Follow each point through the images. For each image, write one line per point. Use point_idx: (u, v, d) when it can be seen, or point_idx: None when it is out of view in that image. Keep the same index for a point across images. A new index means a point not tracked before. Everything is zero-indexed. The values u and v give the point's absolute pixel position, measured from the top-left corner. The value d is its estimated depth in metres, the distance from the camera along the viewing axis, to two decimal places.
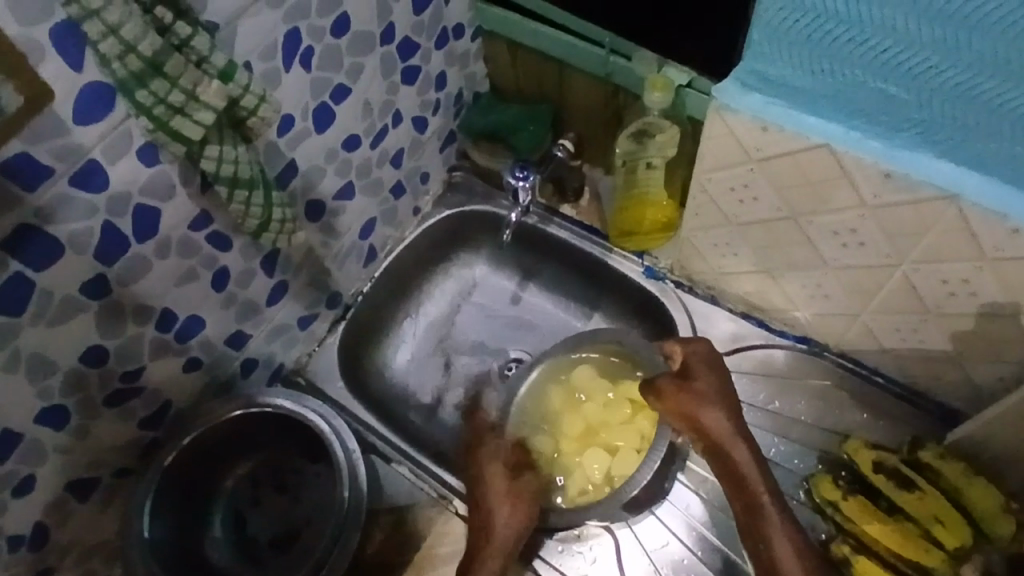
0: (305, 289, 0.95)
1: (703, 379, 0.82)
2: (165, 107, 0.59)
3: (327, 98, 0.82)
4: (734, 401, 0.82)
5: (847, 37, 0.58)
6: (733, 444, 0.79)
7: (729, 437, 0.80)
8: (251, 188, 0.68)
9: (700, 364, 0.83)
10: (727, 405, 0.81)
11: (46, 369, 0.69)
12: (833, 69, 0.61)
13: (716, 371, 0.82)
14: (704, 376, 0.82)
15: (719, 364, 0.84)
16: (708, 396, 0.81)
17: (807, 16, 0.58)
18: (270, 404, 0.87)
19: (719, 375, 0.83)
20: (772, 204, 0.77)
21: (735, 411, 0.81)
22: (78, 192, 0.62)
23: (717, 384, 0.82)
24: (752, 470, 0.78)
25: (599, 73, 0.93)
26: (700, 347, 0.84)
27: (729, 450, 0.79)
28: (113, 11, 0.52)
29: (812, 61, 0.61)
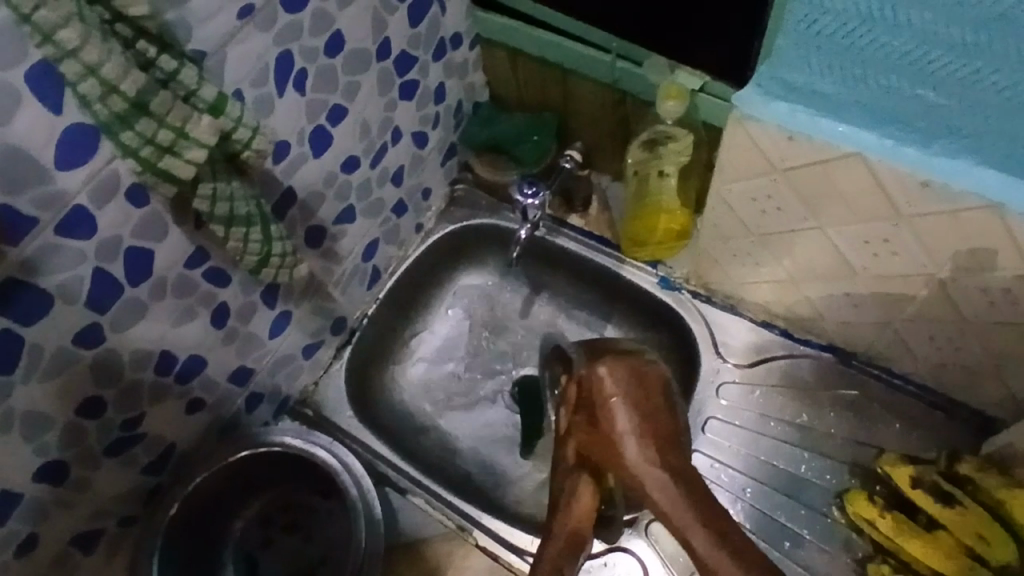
0: (308, 318, 0.91)
1: (628, 426, 0.59)
2: (152, 147, 0.55)
3: (323, 121, 0.78)
4: (671, 445, 0.58)
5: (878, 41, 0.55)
6: (693, 519, 0.53)
7: (679, 510, 0.54)
8: (249, 225, 0.64)
9: (616, 396, 0.60)
10: (666, 452, 0.58)
11: (43, 425, 0.65)
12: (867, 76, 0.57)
13: (632, 400, 0.60)
14: (615, 413, 0.60)
15: (636, 382, 0.61)
16: (622, 439, 0.58)
17: (835, 20, 0.55)
18: (277, 442, 0.83)
19: (635, 405, 0.60)
20: (797, 213, 0.73)
21: (679, 461, 0.57)
22: (65, 241, 0.58)
23: (634, 419, 0.59)
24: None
25: (606, 79, 0.88)
26: (612, 375, 0.61)
27: (691, 532, 0.53)
28: (91, 50, 0.48)
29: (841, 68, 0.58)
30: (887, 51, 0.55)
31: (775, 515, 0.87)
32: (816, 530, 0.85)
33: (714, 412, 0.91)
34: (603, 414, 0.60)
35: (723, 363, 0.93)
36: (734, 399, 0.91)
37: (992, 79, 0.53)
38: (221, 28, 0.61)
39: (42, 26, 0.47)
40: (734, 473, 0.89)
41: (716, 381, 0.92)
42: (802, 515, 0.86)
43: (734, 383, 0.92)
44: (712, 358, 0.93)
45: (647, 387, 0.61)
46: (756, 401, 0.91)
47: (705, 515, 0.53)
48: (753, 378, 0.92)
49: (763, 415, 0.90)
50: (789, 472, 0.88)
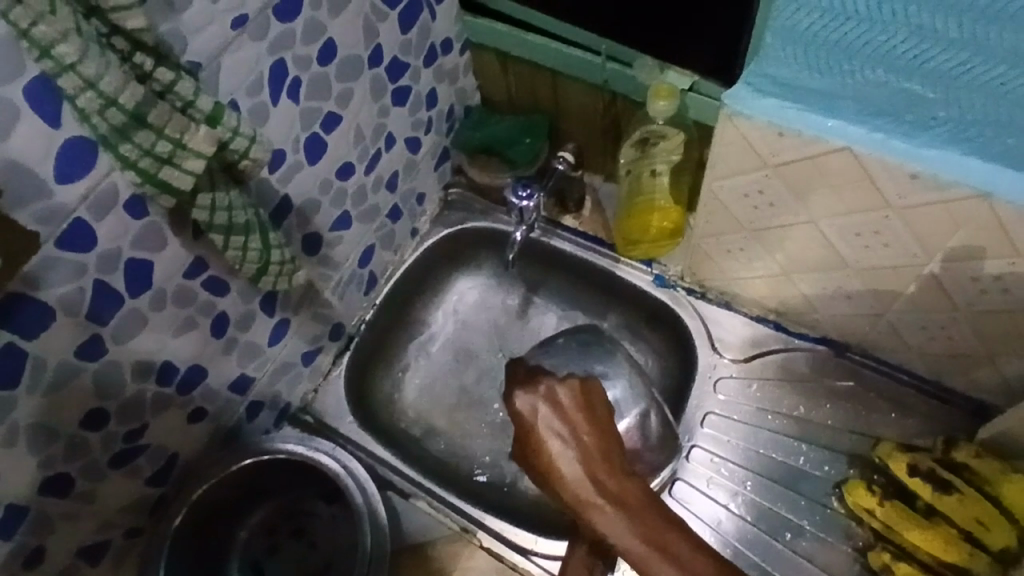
0: (306, 325, 0.92)
1: (561, 465, 0.57)
2: (151, 158, 0.55)
3: (317, 128, 0.79)
4: (605, 466, 0.57)
5: (859, 35, 0.60)
6: (637, 542, 0.55)
7: (616, 535, 0.55)
8: (248, 233, 0.65)
9: (542, 427, 0.59)
10: (601, 472, 0.57)
11: (48, 437, 0.65)
12: (854, 69, 0.61)
13: (553, 429, 0.59)
14: (544, 447, 0.58)
15: (551, 406, 0.60)
16: (551, 474, 0.58)
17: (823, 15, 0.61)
18: (281, 450, 0.84)
19: (557, 434, 0.59)
20: (789, 208, 0.74)
21: (611, 479, 0.57)
22: (66, 254, 0.59)
23: (561, 451, 0.58)
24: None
25: (596, 81, 0.89)
26: (531, 406, 0.59)
27: (638, 554, 0.55)
28: (89, 64, 0.48)
29: (826, 62, 0.61)
30: (871, 43, 0.60)
31: (776, 506, 0.88)
32: (817, 520, 0.86)
33: (712, 407, 0.92)
34: (535, 449, 0.59)
35: (719, 358, 0.93)
36: (732, 393, 0.92)
37: (969, 69, 0.58)
38: (214, 38, 0.62)
39: (40, 41, 0.47)
40: (734, 467, 0.90)
41: (713, 376, 0.93)
42: (802, 507, 0.87)
43: (731, 377, 0.93)
44: (708, 354, 0.94)
45: (564, 410, 0.60)
46: (753, 395, 0.92)
47: (646, 534, 0.55)
48: (750, 372, 0.93)
49: (760, 409, 0.91)
50: (787, 463, 0.89)
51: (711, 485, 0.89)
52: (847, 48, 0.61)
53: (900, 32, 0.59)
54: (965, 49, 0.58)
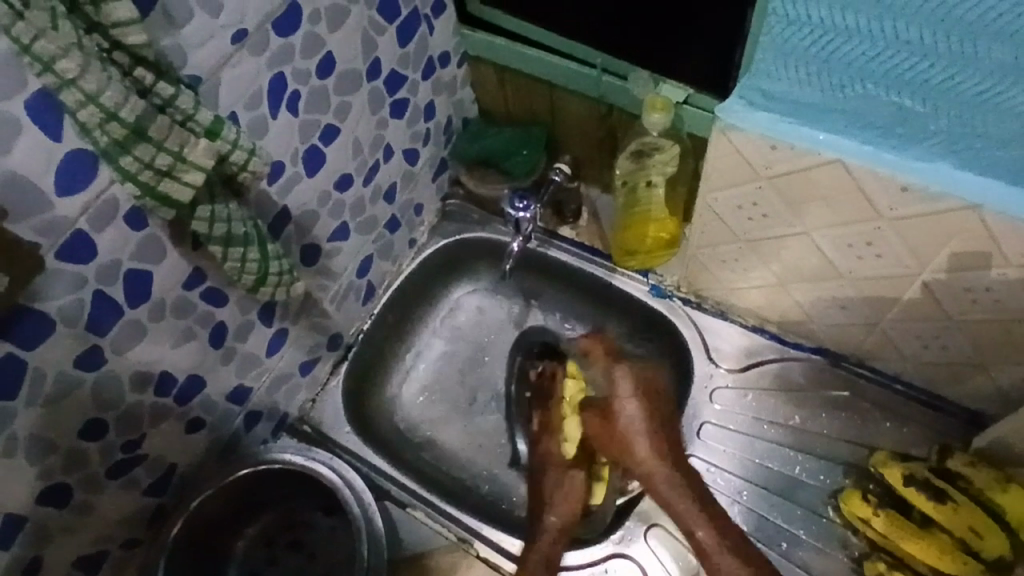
0: (305, 336, 0.92)
1: (625, 404, 0.90)
2: (152, 171, 0.56)
3: (316, 141, 0.80)
4: (657, 417, 0.89)
5: (847, 50, 0.60)
6: (679, 490, 0.85)
7: (662, 478, 0.86)
8: (246, 245, 0.65)
9: (624, 401, 0.90)
10: (665, 444, 0.88)
11: (46, 448, 0.66)
12: (844, 83, 0.61)
13: (638, 407, 0.89)
14: (623, 413, 0.90)
15: (650, 394, 0.90)
16: (633, 433, 0.88)
17: (820, 31, 0.60)
18: (278, 459, 0.84)
19: (640, 410, 0.89)
20: (783, 219, 0.75)
21: (671, 448, 0.87)
22: (66, 266, 0.59)
23: (638, 420, 0.89)
24: (664, 485, 0.85)
25: (592, 94, 0.90)
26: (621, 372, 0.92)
27: (679, 498, 0.84)
28: (91, 79, 0.49)
29: (816, 75, 0.62)
30: (858, 56, 0.60)
31: (772, 516, 0.88)
32: (812, 530, 0.87)
33: (708, 417, 0.92)
34: (616, 415, 0.90)
35: (715, 368, 0.94)
36: (728, 403, 0.92)
37: (962, 84, 0.59)
38: (214, 52, 0.63)
39: (42, 56, 0.48)
40: (730, 477, 0.90)
41: (709, 387, 0.93)
42: (798, 516, 0.87)
43: (727, 388, 0.93)
44: (704, 363, 0.94)
45: (648, 397, 0.90)
46: (749, 405, 0.92)
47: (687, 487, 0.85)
48: (746, 383, 0.93)
49: (756, 419, 0.92)
50: (783, 473, 0.89)
51: None
52: (835, 62, 0.61)
53: (886, 46, 0.59)
54: (945, 61, 0.59)
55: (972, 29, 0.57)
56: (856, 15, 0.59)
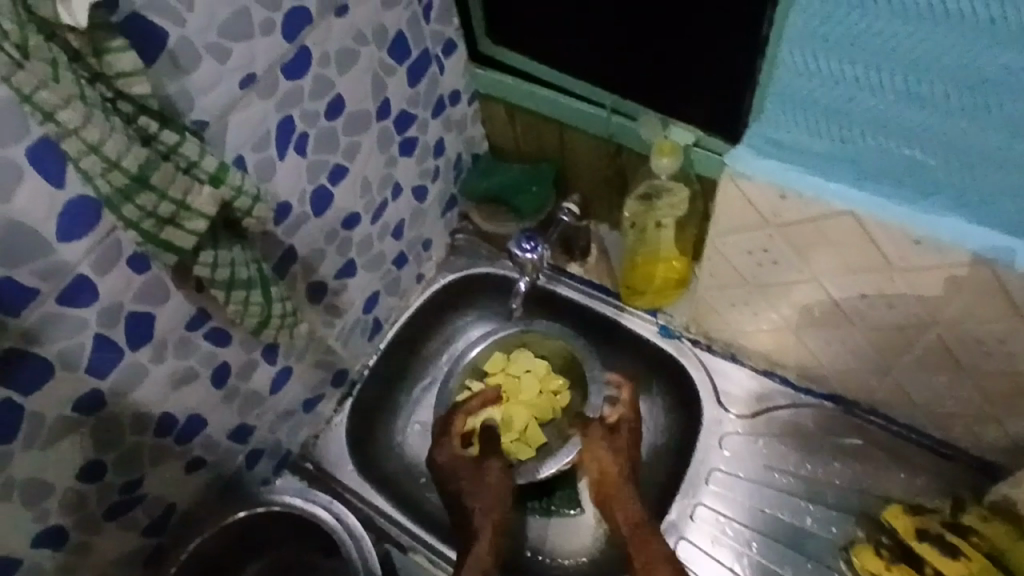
0: (309, 373, 0.92)
1: (630, 429, 0.92)
2: (153, 220, 0.55)
3: (324, 180, 0.80)
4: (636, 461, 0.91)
5: (854, 103, 0.58)
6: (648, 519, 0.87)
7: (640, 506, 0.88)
8: (249, 289, 0.65)
9: (630, 423, 0.93)
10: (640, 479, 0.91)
11: (42, 490, 0.65)
12: (849, 135, 0.60)
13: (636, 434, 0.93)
14: (626, 434, 0.92)
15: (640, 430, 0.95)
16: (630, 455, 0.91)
17: (821, 83, 0.58)
18: (279, 501, 0.85)
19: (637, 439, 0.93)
20: (794, 267, 0.74)
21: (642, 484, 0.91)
22: (67, 310, 0.59)
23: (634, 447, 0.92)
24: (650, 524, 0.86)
25: (602, 133, 0.89)
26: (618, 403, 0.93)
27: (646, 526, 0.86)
28: (92, 129, 0.49)
29: (821, 126, 0.61)
30: (864, 108, 0.58)
31: (780, 567, 0.86)
32: None
33: (717, 463, 0.90)
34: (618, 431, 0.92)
35: (725, 413, 0.92)
36: (738, 449, 0.90)
37: (973, 138, 0.55)
38: (223, 97, 0.63)
39: (43, 106, 0.48)
40: (740, 526, 0.88)
41: (718, 432, 0.91)
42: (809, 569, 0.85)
43: (737, 434, 0.91)
44: (713, 407, 0.92)
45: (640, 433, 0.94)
46: (760, 451, 0.90)
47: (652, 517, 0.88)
48: (756, 428, 0.91)
49: (767, 466, 0.89)
50: (795, 524, 0.87)
51: (716, 545, 0.87)
52: (840, 115, 0.59)
53: (896, 99, 0.56)
54: (960, 116, 0.55)
55: (991, 86, 0.52)
56: (860, 69, 0.56)
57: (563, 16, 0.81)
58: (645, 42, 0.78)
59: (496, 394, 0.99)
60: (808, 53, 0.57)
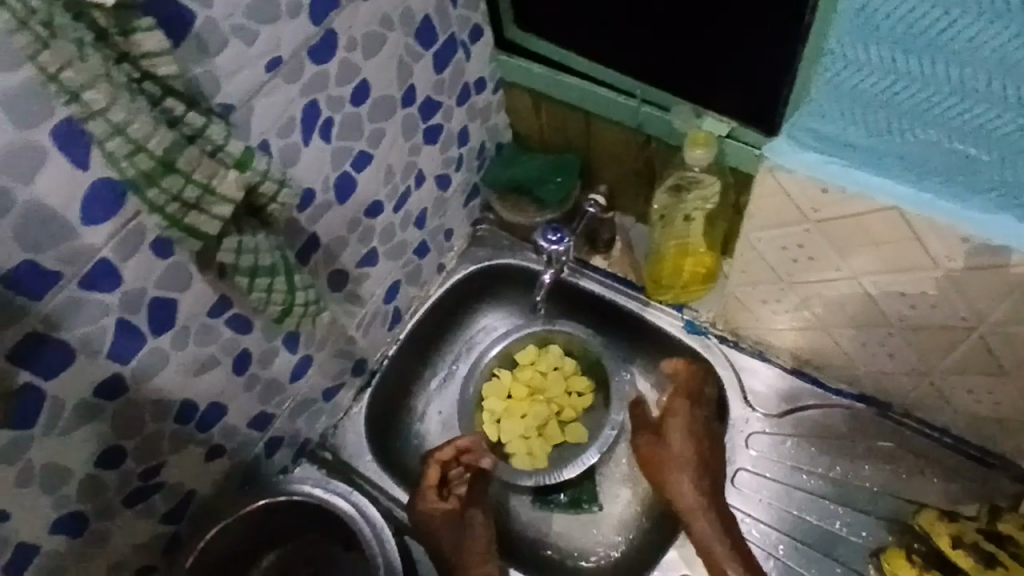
0: (329, 362, 0.91)
1: (681, 436, 0.87)
2: (179, 204, 0.54)
3: (348, 167, 0.78)
4: (707, 468, 0.86)
5: (903, 95, 0.56)
6: (712, 529, 0.82)
7: (705, 515, 0.83)
8: (273, 276, 0.64)
9: (678, 427, 0.87)
10: (710, 483, 0.85)
11: (61, 477, 0.65)
12: (898, 127, 0.58)
13: (690, 434, 0.87)
14: (677, 441, 0.87)
15: (705, 423, 0.88)
16: (686, 464, 0.85)
17: (868, 73, 0.57)
18: (296, 491, 0.83)
19: (693, 439, 0.87)
20: (830, 264, 0.72)
21: (714, 488, 0.85)
22: (89, 295, 0.58)
23: (691, 451, 0.86)
24: (724, 548, 0.81)
25: (630, 123, 0.87)
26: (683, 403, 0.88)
27: (711, 538, 0.82)
28: (118, 110, 0.48)
29: (869, 118, 0.59)
30: (915, 98, 0.56)
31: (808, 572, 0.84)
32: None
33: (744, 463, 0.88)
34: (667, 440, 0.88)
35: (752, 412, 0.90)
36: (765, 449, 0.88)
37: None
38: (248, 81, 0.62)
39: (69, 85, 0.47)
40: (765, 527, 0.86)
41: (745, 430, 0.89)
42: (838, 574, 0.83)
43: (764, 433, 0.89)
44: (740, 406, 0.90)
45: (701, 430, 0.87)
46: (788, 452, 0.88)
47: (720, 526, 0.82)
48: (784, 429, 0.89)
49: (795, 467, 0.87)
50: (823, 527, 0.85)
51: None
52: (889, 105, 0.57)
53: (947, 92, 0.55)
54: (1017, 110, 0.53)
55: None
56: (912, 60, 0.54)
57: (586, 10, 0.80)
58: (667, 37, 0.77)
59: (521, 388, 1.02)
60: (858, 41, 0.55)
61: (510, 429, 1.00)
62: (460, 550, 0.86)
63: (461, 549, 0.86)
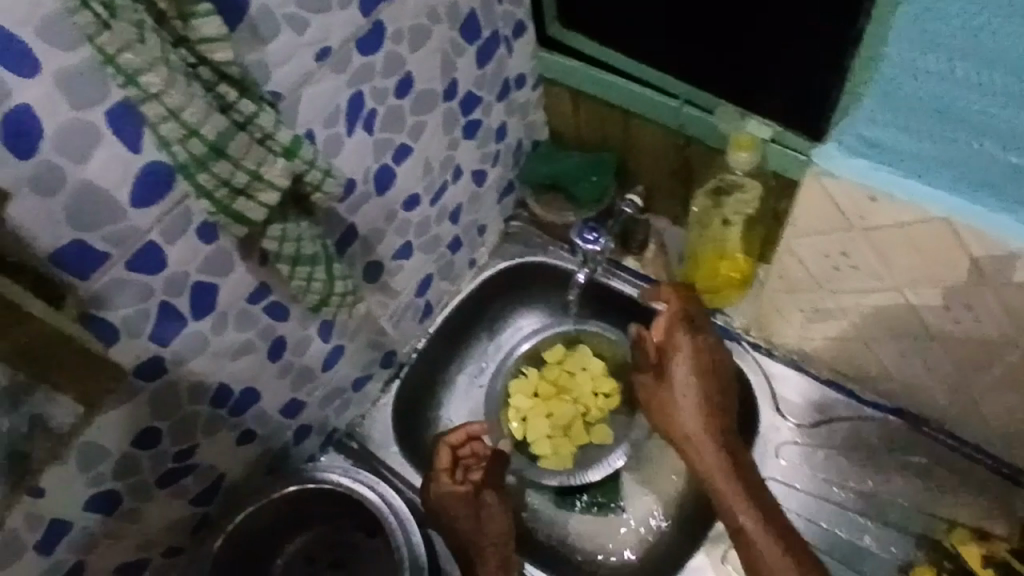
0: (359, 353, 0.91)
1: (683, 375, 0.84)
2: (227, 189, 0.55)
3: (388, 159, 0.78)
4: (713, 404, 0.84)
5: (956, 104, 0.55)
6: (722, 471, 0.81)
7: (713, 457, 0.82)
8: (314, 265, 0.64)
9: (680, 364, 0.84)
10: (716, 420, 0.84)
11: (99, 454, 0.66)
12: (954, 136, 0.57)
13: (693, 371, 0.84)
14: (680, 379, 0.84)
15: (706, 354, 0.84)
16: (689, 405, 0.84)
17: (921, 82, 0.56)
18: (326, 479, 0.84)
19: (696, 375, 0.84)
20: (873, 273, 0.71)
21: (719, 425, 0.83)
22: (135, 276, 0.59)
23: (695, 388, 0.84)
24: (735, 491, 0.80)
25: (672, 124, 0.86)
26: (684, 339, 0.84)
27: (722, 480, 0.81)
28: (174, 94, 0.48)
29: (919, 125, 0.58)
30: (969, 107, 0.55)
31: None
32: None
33: (773, 473, 0.87)
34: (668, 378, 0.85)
35: (783, 421, 0.89)
36: (794, 459, 0.87)
37: None
38: (297, 70, 0.62)
39: (126, 68, 0.47)
40: None
41: (775, 440, 0.88)
42: None
43: (794, 443, 0.88)
44: (771, 414, 0.89)
45: (704, 364, 0.84)
46: (818, 463, 0.87)
47: (730, 467, 0.81)
48: (815, 440, 0.87)
49: (825, 479, 0.86)
50: (852, 542, 0.84)
51: None
52: (945, 113, 0.56)
53: (1003, 101, 0.53)
54: None
55: None
56: (967, 68, 0.53)
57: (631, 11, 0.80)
58: (713, 38, 0.76)
59: (547, 386, 1.02)
60: (917, 46, 0.54)
61: (536, 428, 1.01)
62: (478, 528, 0.88)
63: (478, 527, 0.88)
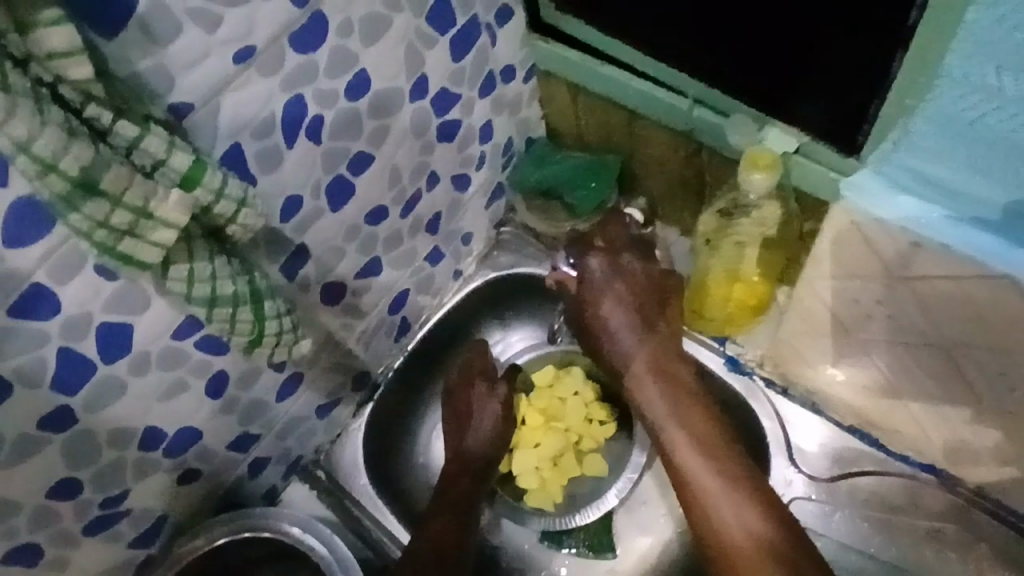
0: (322, 377, 0.82)
1: (608, 297, 0.78)
2: (107, 231, 0.45)
3: (343, 170, 0.68)
4: (647, 322, 0.78)
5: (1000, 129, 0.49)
6: (659, 405, 0.74)
7: (645, 385, 0.76)
8: (236, 305, 0.54)
9: (602, 286, 0.79)
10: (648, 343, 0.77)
11: (6, 511, 0.58)
12: (999, 172, 0.52)
13: (616, 291, 0.79)
14: (604, 302, 0.78)
15: (627, 270, 0.80)
16: (612, 323, 0.78)
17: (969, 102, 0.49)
18: (265, 528, 0.76)
19: (619, 294, 0.78)
20: (913, 325, 0.67)
21: (649, 346, 0.77)
22: (20, 323, 0.50)
23: (620, 309, 0.78)
24: (674, 426, 0.73)
25: (680, 127, 0.74)
26: (613, 308, 0.78)
27: (659, 414, 0.74)
28: (18, 124, 0.38)
29: (960, 153, 0.53)
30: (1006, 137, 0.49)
31: None
32: None
33: None
34: (592, 302, 0.79)
35: (797, 473, 0.80)
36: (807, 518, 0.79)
37: None
38: (209, 75, 0.52)
39: None
40: None
41: (787, 495, 0.79)
42: None
43: (809, 500, 0.79)
44: (784, 465, 0.80)
45: (631, 285, 0.79)
46: (832, 523, 0.79)
47: (666, 400, 0.74)
48: (835, 499, 0.79)
49: (843, 543, 0.78)
50: None
51: None
52: (998, 149, 0.50)
53: None
54: None
55: None
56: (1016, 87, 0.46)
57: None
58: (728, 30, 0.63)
59: (536, 415, 0.93)
60: (978, 68, 0.47)
61: (521, 460, 0.91)
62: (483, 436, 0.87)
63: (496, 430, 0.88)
